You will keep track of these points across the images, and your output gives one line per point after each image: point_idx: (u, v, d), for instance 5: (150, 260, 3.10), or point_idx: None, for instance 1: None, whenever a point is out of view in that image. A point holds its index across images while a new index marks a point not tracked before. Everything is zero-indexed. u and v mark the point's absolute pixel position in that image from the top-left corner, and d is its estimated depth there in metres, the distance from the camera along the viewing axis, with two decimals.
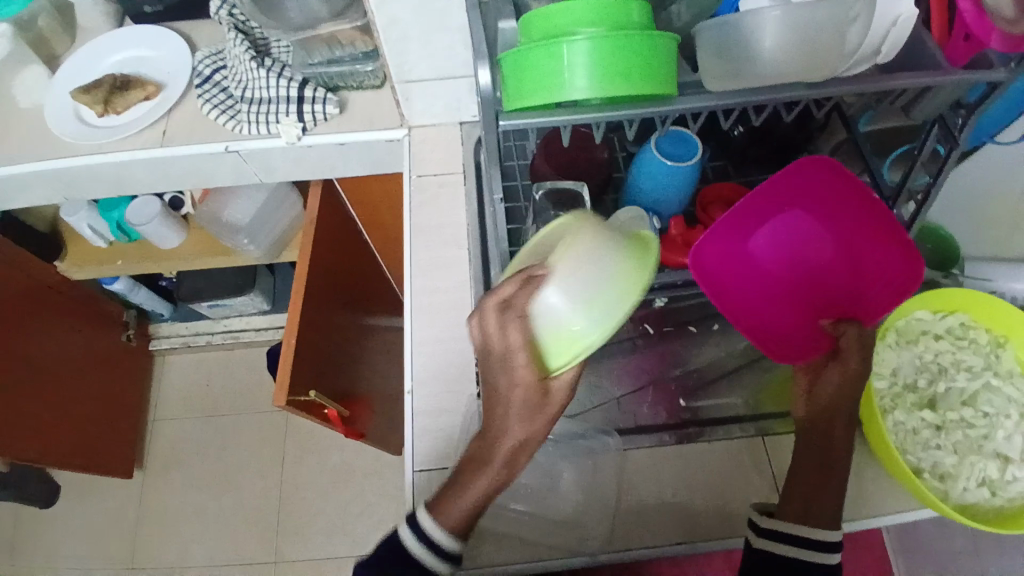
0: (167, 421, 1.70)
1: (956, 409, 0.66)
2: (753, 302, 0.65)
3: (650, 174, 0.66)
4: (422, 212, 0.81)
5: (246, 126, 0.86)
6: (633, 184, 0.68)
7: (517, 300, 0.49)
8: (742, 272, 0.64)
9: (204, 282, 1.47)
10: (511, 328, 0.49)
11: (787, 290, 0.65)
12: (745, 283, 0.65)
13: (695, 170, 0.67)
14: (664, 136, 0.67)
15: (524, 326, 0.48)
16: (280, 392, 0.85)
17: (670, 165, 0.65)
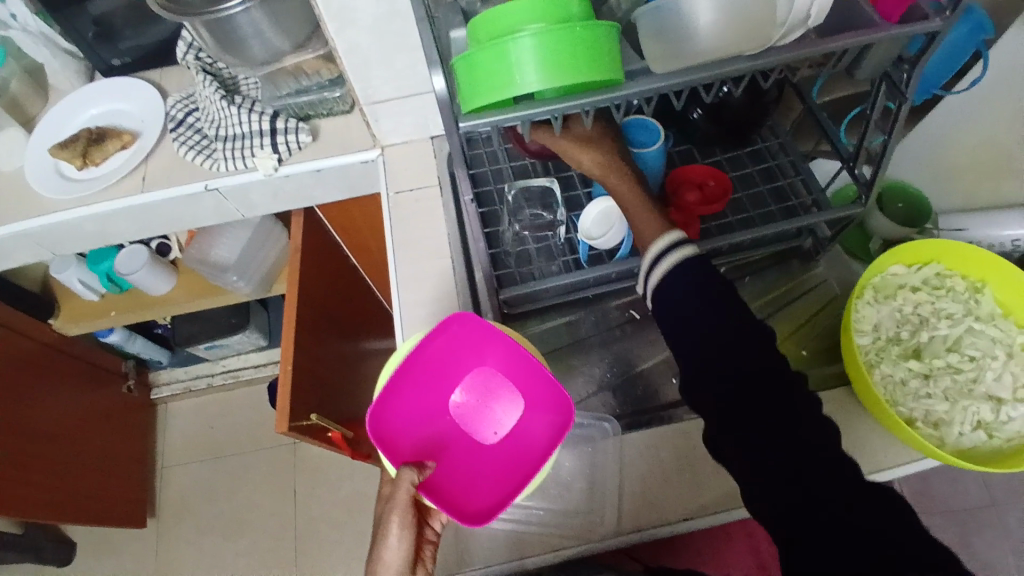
0: (175, 467, 1.70)
1: (942, 356, 0.68)
2: (511, 470, 0.66)
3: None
4: (402, 227, 0.82)
5: (223, 163, 0.87)
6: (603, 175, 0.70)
7: (405, 499, 0.58)
8: (478, 466, 0.67)
9: (197, 325, 1.48)
10: (392, 523, 0.57)
11: (516, 433, 0.68)
12: (504, 464, 0.66)
13: (661, 154, 0.69)
14: (626, 126, 0.69)
15: (400, 518, 0.57)
16: (281, 419, 0.86)
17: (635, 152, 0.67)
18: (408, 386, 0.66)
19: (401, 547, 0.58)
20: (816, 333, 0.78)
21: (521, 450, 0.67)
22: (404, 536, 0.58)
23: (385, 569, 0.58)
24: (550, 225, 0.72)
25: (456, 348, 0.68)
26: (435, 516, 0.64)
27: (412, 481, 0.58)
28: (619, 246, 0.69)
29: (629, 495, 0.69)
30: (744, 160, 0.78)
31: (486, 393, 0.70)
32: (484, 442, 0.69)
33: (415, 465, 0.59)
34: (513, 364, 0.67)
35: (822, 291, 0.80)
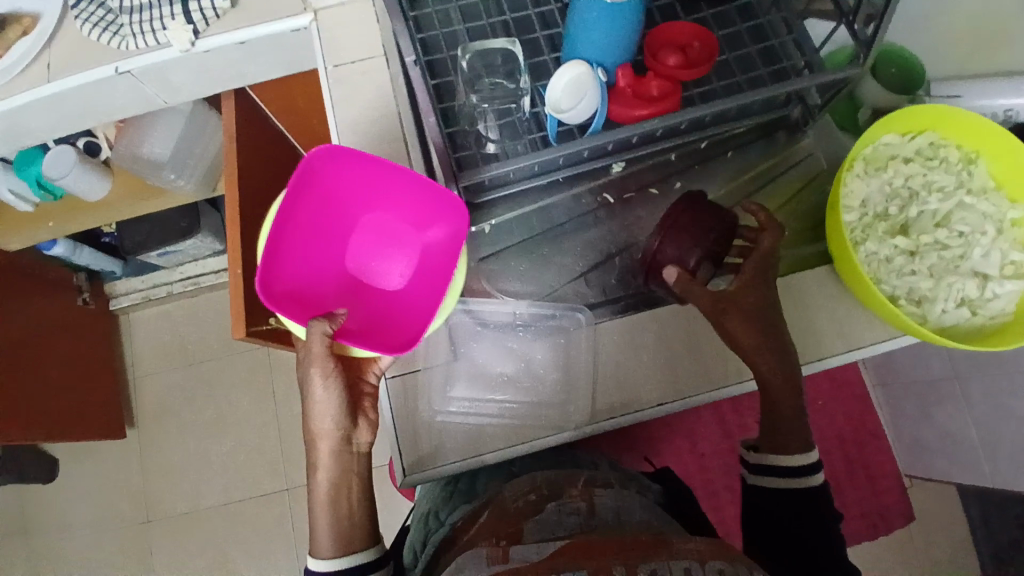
0: (148, 376, 1.67)
1: (930, 232, 0.64)
2: (424, 297, 0.63)
3: (589, 17, 0.59)
4: (346, 106, 0.73)
5: (131, 40, 0.75)
6: (573, 36, 0.61)
7: (321, 350, 0.58)
8: (396, 301, 0.65)
9: (147, 230, 1.39)
10: (316, 375, 0.59)
11: (426, 260, 0.65)
12: (420, 292, 0.64)
13: (637, 7, 0.59)
14: None
15: (325, 376, 0.59)
16: (238, 323, 0.81)
17: (607, 2, 0.58)
18: (294, 242, 0.61)
19: (331, 397, 0.61)
20: (798, 211, 0.74)
21: (429, 276, 0.64)
22: (329, 384, 0.60)
23: (321, 416, 0.62)
24: (513, 96, 0.65)
25: (335, 192, 0.63)
26: (372, 370, 0.63)
27: (325, 332, 0.58)
28: (590, 120, 0.62)
29: (602, 387, 0.66)
30: (730, 18, 0.69)
31: (382, 233, 0.66)
32: (393, 281, 0.66)
33: (324, 317, 0.58)
34: (398, 193, 0.62)
35: (807, 165, 0.75)
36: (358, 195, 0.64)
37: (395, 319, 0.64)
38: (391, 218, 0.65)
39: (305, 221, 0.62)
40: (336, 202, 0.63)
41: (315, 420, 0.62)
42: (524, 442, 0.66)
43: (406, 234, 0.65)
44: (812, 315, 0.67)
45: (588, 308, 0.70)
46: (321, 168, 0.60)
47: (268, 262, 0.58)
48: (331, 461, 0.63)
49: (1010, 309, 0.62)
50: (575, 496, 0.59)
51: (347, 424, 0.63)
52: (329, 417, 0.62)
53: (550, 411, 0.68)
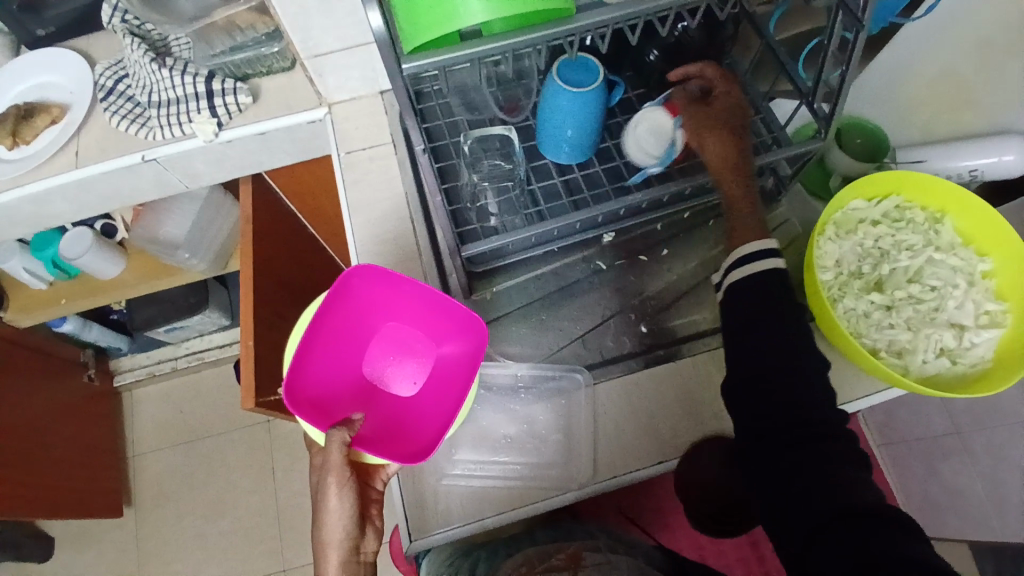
0: (148, 454, 1.66)
1: (903, 287, 0.68)
2: (440, 405, 0.64)
3: (560, 106, 0.64)
4: (357, 187, 0.79)
5: (158, 132, 0.82)
6: (549, 122, 0.66)
7: (340, 460, 0.57)
8: (414, 408, 0.66)
9: (156, 307, 1.43)
10: (331, 484, 0.58)
11: (447, 369, 0.66)
12: (439, 400, 0.65)
13: (599, 98, 0.64)
14: (564, 65, 0.64)
15: (338, 483, 0.57)
16: (247, 396, 0.83)
17: (574, 91, 0.62)
18: (318, 350, 0.63)
19: (344, 507, 0.59)
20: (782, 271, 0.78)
21: (445, 385, 0.66)
22: (344, 494, 0.58)
23: (330, 528, 0.59)
24: (511, 173, 0.70)
25: (364, 303, 0.65)
26: (379, 477, 0.64)
27: (343, 441, 0.57)
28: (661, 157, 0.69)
29: (602, 449, 0.69)
30: None
31: (401, 341, 0.68)
32: (407, 388, 0.67)
33: (344, 424, 0.58)
34: (419, 306, 0.65)
35: (785, 230, 0.79)
36: (382, 307, 0.66)
37: (411, 425, 0.64)
38: (413, 328, 0.68)
39: (330, 332, 0.63)
40: (361, 312, 0.65)
41: (324, 532, 0.59)
42: (529, 504, 0.67)
43: (428, 343, 0.68)
44: None
45: (587, 369, 0.73)
46: (354, 280, 0.62)
47: (293, 369, 0.59)
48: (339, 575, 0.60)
49: (988, 357, 0.66)
50: (566, 564, 0.64)
51: (357, 534, 0.60)
52: (340, 526, 0.59)
53: (556, 471, 0.69)
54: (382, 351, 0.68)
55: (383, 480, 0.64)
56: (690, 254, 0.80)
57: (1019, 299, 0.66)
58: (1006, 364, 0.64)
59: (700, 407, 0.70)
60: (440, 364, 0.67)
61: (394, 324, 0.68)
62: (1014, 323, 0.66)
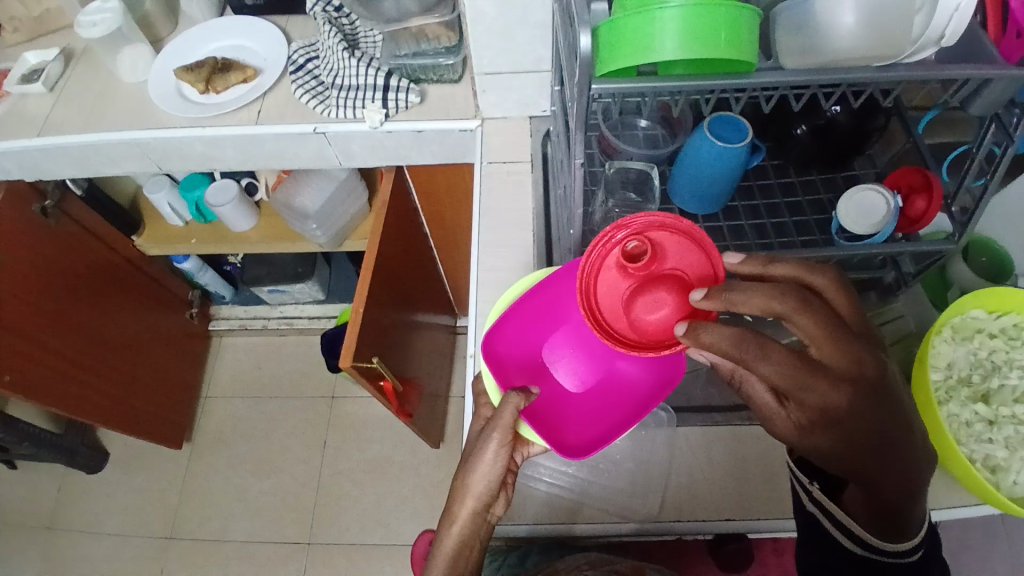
0: (219, 399, 1.77)
1: (1009, 405, 0.67)
2: (604, 414, 0.60)
3: (702, 157, 0.69)
4: (491, 194, 0.86)
5: (334, 110, 0.93)
6: (687, 166, 0.71)
7: (508, 420, 0.55)
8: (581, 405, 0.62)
9: (266, 268, 1.56)
10: (492, 439, 0.56)
11: (625, 381, 0.62)
12: (604, 409, 0.61)
13: (744, 156, 0.68)
14: (718, 120, 0.69)
15: (501, 439, 0.56)
16: (346, 355, 0.90)
17: (718, 145, 0.67)
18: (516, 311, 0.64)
19: (496, 463, 0.57)
20: (903, 357, 0.75)
21: (615, 400, 0.61)
22: (500, 456, 0.57)
23: (477, 478, 0.56)
24: (639, 207, 0.75)
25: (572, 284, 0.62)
26: (521, 450, 0.61)
27: (517, 407, 0.55)
28: (878, 233, 0.68)
29: (673, 492, 0.70)
30: (838, 183, 0.77)
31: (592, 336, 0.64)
32: (578, 385, 0.63)
33: (522, 391, 0.56)
34: None
35: (896, 326, 0.78)
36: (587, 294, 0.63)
37: (570, 421, 0.61)
38: None
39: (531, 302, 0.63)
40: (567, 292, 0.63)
41: (469, 480, 0.57)
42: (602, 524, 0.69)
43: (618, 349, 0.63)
44: None
45: (672, 410, 0.75)
46: None
47: None
48: (464, 526, 0.57)
49: None
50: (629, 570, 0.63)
51: (494, 500, 0.58)
52: (485, 482, 0.57)
53: (622, 496, 0.71)
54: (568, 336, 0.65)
55: (522, 457, 0.62)
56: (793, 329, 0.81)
57: None
58: None
59: (771, 474, 0.70)
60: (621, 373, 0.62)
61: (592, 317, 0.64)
62: None
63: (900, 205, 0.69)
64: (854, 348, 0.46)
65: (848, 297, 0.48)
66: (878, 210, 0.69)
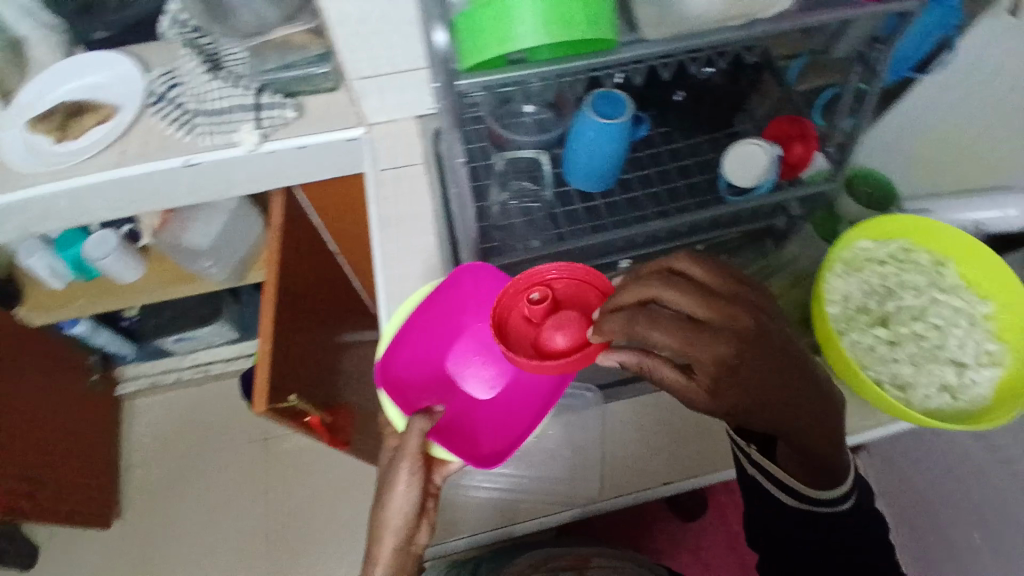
0: (144, 463, 1.64)
1: (907, 324, 0.72)
2: (513, 414, 0.64)
3: (587, 136, 0.69)
4: (387, 202, 0.83)
5: (205, 138, 0.86)
6: (575, 146, 0.71)
7: (415, 446, 0.58)
8: (489, 411, 0.65)
9: (168, 316, 1.46)
10: (403, 467, 0.59)
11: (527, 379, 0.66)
12: (513, 408, 0.65)
13: (626, 129, 0.69)
14: (598, 97, 0.69)
15: (410, 467, 0.59)
16: (259, 398, 0.86)
17: (602, 123, 0.67)
18: (407, 334, 0.66)
19: (410, 491, 0.60)
20: (802, 298, 0.80)
21: (523, 398, 0.65)
22: (413, 482, 0.60)
23: (395, 508, 0.60)
24: (535, 194, 0.76)
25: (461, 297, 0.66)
26: (439, 471, 0.63)
27: (422, 428, 0.59)
28: (761, 183, 0.71)
29: (610, 473, 0.72)
30: (722, 142, 0.78)
31: (490, 342, 0.68)
32: (483, 393, 0.66)
33: (425, 413, 0.59)
34: None
35: (793, 268, 0.82)
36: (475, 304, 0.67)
37: (480, 430, 0.64)
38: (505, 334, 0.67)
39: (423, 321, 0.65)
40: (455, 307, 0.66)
41: (388, 510, 0.60)
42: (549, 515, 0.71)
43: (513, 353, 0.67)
44: None
45: (600, 390, 0.75)
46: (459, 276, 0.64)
47: None
48: (391, 553, 0.60)
49: (990, 395, 0.68)
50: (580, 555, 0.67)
51: (414, 523, 0.61)
52: (402, 510, 0.60)
53: (565, 486, 0.71)
54: (466, 348, 0.68)
55: (442, 477, 0.64)
56: None
57: (1018, 342, 0.70)
58: (1005, 403, 0.67)
59: (703, 432, 0.73)
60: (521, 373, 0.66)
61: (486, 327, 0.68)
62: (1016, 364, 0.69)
63: (781, 152, 0.72)
64: (730, 306, 0.51)
65: (714, 268, 0.54)
66: (760, 161, 0.71)
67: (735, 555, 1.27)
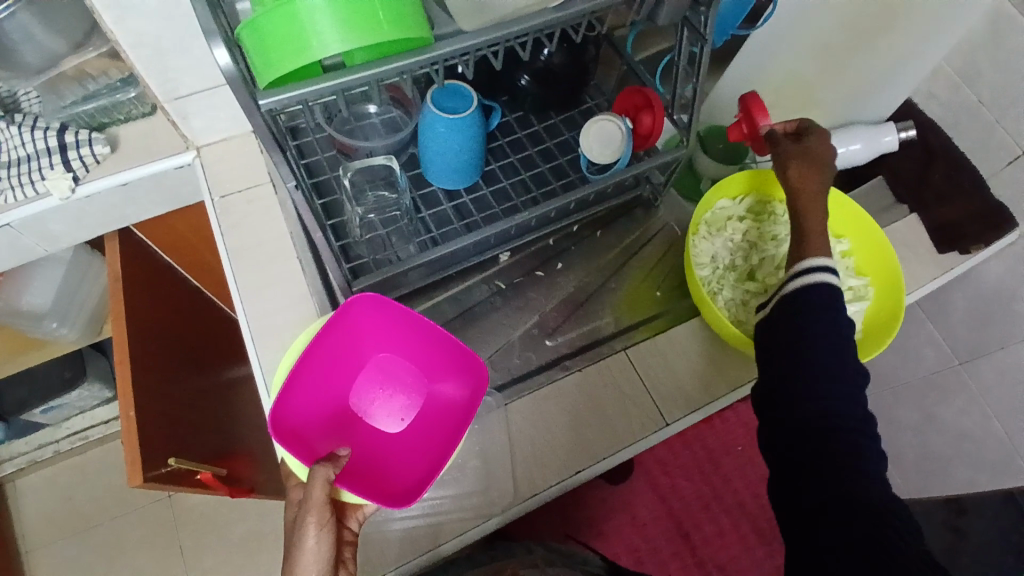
0: (34, 553, 1.46)
1: (774, 274, 0.75)
2: (425, 446, 0.61)
3: (438, 131, 0.65)
4: (236, 232, 0.75)
5: (9, 194, 0.74)
6: (425, 144, 0.67)
7: (322, 498, 0.52)
8: (401, 446, 0.62)
9: (26, 388, 1.29)
10: (310, 523, 0.52)
11: (436, 407, 0.64)
12: (426, 440, 0.62)
13: (477, 121, 0.65)
14: (438, 91, 0.65)
15: (318, 521, 0.52)
16: (133, 472, 0.78)
17: (450, 119, 0.63)
18: (300, 373, 0.58)
19: (320, 550, 0.52)
20: (675, 264, 0.83)
21: (433, 428, 0.62)
22: (325, 535, 0.52)
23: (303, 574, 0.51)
24: (395, 203, 0.71)
25: (357, 330, 0.61)
26: (354, 515, 0.59)
27: (327, 477, 0.53)
28: (619, 159, 0.70)
29: (522, 475, 0.68)
30: (578, 121, 0.78)
31: (393, 372, 0.64)
32: (393, 427, 0.63)
33: (329, 460, 0.54)
34: (415, 339, 0.63)
35: (665, 234, 0.84)
36: (375, 336, 0.63)
37: (391, 467, 0.61)
38: (410, 363, 0.64)
39: (321, 359, 0.59)
40: (353, 341, 0.62)
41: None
42: (467, 531, 0.67)
43: (421, 381, 0.64)
44: (698, 364, 0.75)
45: (496, 391, 0.73)
46: (353, 309, 0.59)
47: (279, 397, 0.55)
48: None
49: (858, 327, 0.74)
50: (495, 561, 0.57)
51: None
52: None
53: (475, 498, 0.69)
54: (369, 382, 0.64)
55: (358, 523, 0.59)
56: (586, 265, 0.82)
57: (875, 274, 0.76)
58: (872, 333, 0.73)
59: (606, 411, 0.72)
60: (431, 402, 0.64)
61: (389, 357, 0.64)
62: (874, 295, 0.75)
63: (631, 126, 0.72)
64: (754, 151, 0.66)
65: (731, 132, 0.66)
66: (613, 136, 0.71)
67: (667, 508, 1.32)
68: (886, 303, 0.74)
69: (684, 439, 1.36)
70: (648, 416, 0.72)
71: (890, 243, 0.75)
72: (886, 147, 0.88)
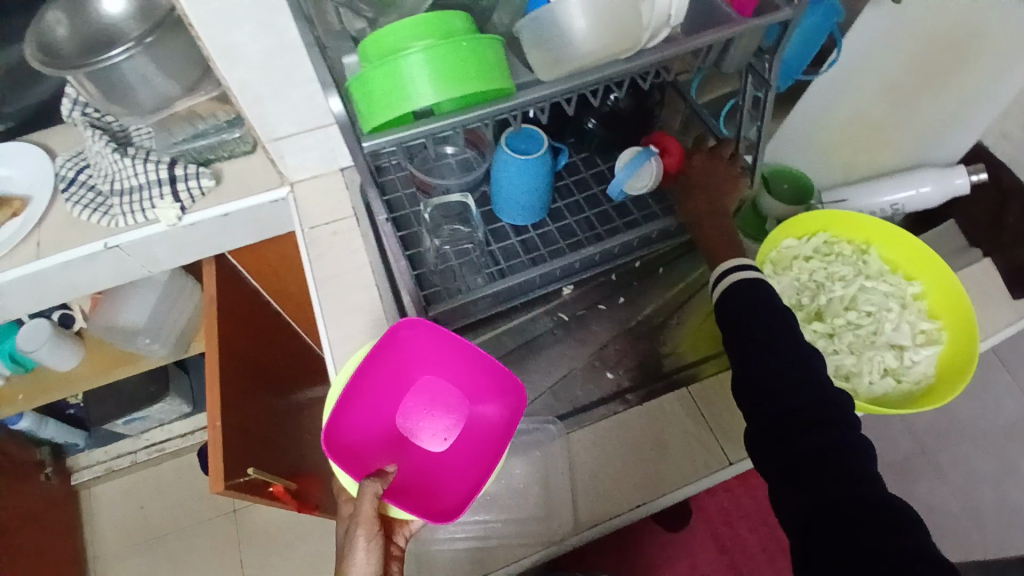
0: (108, 557, 1.55)
1: (842, 314, 0.75)
2: (468, 465, 0.63)
3: (511, 171, 0.69)
4: (320, 260, 0.81)
5: (122, 219, 0.83)
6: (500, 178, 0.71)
7: (370, 511, 0.55)
8: (445, 466, 0.64)
9: (114, 399, 1.39)
10: (360, 538, 0.55)
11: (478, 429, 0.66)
12: (468, 459, 0.64)
13: (548, 162, 0.69)
14: (512, 135, 0.69)
15: (366, 535, 0.55)
16: (216, 480, 0.83)
17: (522, 160, 0.68)
18: (353, 394, 0.61)
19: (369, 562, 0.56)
20: None
21: (475, 448, 0.64)
22: (371, 550, 0.55)
23: None
24: (468, 237, 0.75)
25: (404, 355, 0.65)
26: (401, 531, 0.61)
27: (376, 492, 0.55)
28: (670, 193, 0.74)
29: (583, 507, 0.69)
30: None
31: (438, 395, 0.67)
32: (437, 448, 0.66)
33: (378, 475, 0.56)
34: (458, 361, 0.65)
35: None
36: (420, 360, 0.66)
37: (437, 485, 0.63)
38: (453, 385, 0.67)
39: (371, 381, 0.62)
40: (401, 364, 0.65)
41: None
42: (528, 556, 0.68)
43: (462, 403, 0.67)
44: None
45: (558, 420, 0.74)
46: (402, 333, 0.62)
47: (335, 417, 0.59)
48: None
49: (931, 372, 0.73)
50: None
51: None
52: None
53: (537, 525, 0.70)
54: (415, 404, 0.67)
55: (405, 538, 0.62)
56: (648, 300, 0.84)
57: (948, 317, 0.75)
58: (945, 379, 0.71)
59: (667, 445, 0.72)
60: (472, 423, 0.66)
61: (434, 379, 0.67)
62: (948, 339, 0.74)
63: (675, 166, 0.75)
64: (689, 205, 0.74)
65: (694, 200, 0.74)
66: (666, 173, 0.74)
67: (725, 556, 1.28)
68: (961, 348, 0.72)
69: (745, 483, 1.32)
70: (711, 453, 0.72)
71: (962, 283, 0.74)
72: (958, 189, 0.87)
